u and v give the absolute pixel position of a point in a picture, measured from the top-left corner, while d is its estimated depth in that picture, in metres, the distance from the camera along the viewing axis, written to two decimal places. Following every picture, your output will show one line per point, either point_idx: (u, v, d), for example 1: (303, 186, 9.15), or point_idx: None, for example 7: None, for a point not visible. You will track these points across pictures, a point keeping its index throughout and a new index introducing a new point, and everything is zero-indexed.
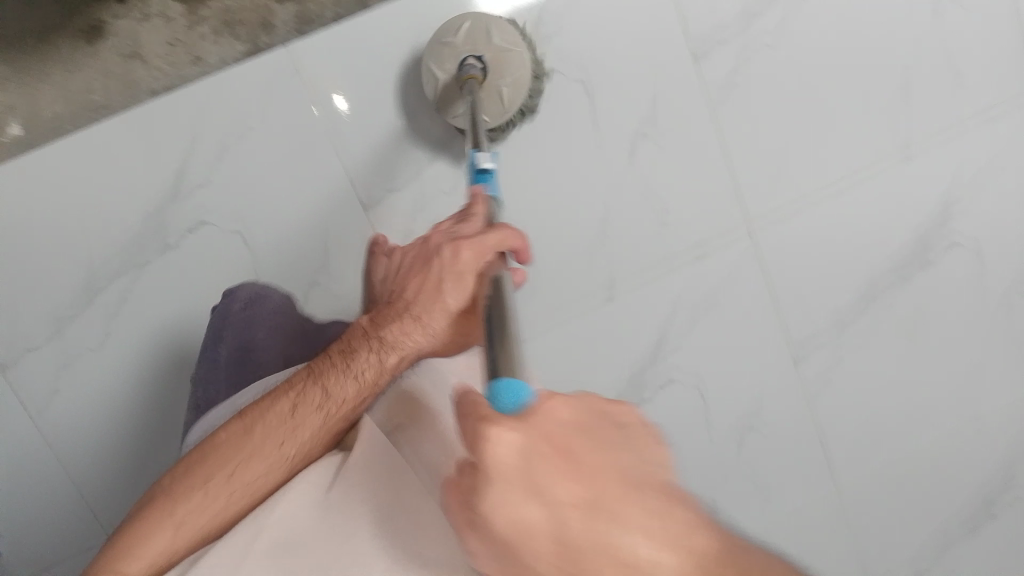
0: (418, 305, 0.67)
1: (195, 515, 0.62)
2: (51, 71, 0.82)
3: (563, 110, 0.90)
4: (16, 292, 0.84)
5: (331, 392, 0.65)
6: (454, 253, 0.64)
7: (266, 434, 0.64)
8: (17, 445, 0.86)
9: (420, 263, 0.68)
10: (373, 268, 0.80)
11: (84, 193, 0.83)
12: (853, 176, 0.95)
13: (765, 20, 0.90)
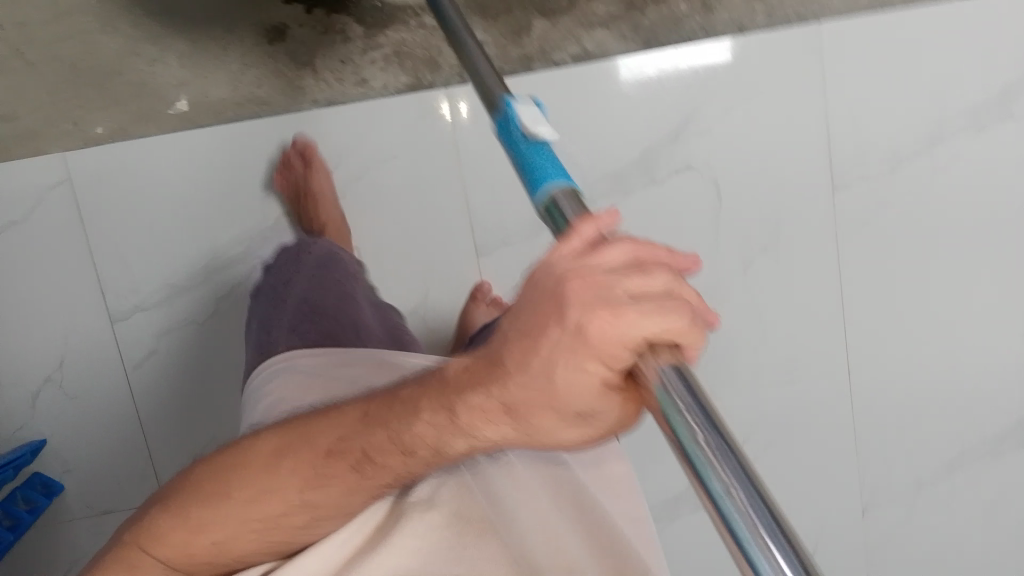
0: (522, 402, 0.38)
1: (217, 528, 0.51)
2: (224, 59, 0.86)
3: (692, 208, 0.90)
4: (139, 252, 0.87)
5: (390, 439, 0.46)
6: (626, 315, 0.32)
7: (311, 474, 0.49)
8: (109, 398, 0.90)
9: (534, 324, 0.36)
10: (469, 312, 0.87)
11: (231, 179, 0.87)
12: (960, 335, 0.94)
13: (912, 167, 0.90)
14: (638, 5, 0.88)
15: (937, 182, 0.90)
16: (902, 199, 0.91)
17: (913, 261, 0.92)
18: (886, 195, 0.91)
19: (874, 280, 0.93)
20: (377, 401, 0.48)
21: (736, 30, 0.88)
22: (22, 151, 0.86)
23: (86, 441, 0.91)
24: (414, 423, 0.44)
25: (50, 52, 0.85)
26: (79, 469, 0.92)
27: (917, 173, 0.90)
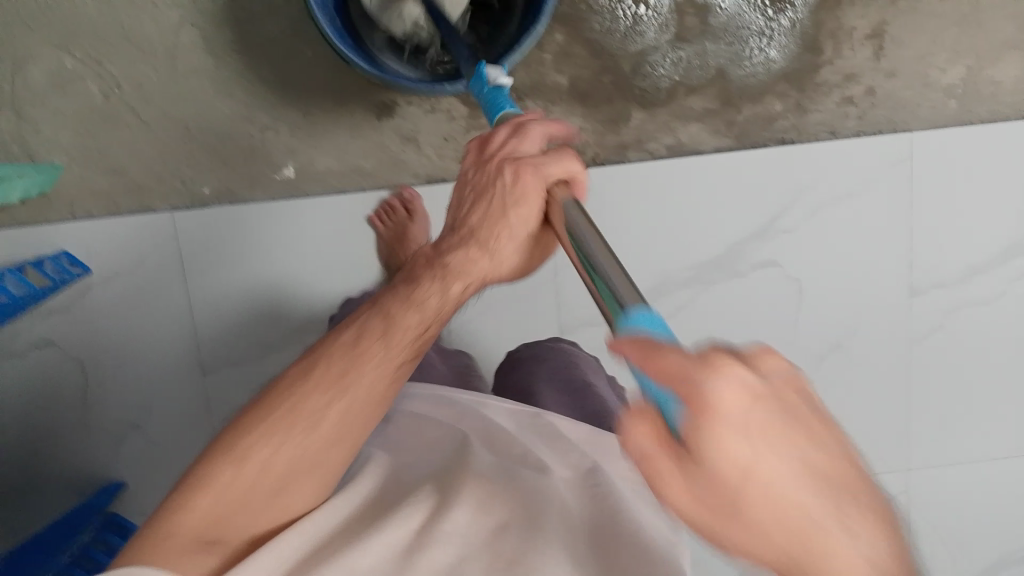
0: (485, 229, 0.53)
1: (264, 447, 0.53)
2: (333, 130, 0.89)
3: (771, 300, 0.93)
4: (240, 311, 0.90)
5: (391, 330, 0.55)
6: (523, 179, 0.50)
7: (325, 380, 0.55)
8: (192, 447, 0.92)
9: (477, 187, 0.54)
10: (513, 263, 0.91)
11: (333, 246, 0.90)
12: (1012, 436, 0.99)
13: (986, 277, 0.94)
14: (734, 103, 0.91)
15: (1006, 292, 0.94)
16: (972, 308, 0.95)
17: (975, 365, 0.96)
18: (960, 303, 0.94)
19: (938, 379, 0.96)
20: (382, 308, 0.57)
21: (826, 133, 0.92)
22: (131, 205, 0.89)
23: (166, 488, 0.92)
24: (429, 292, 0.55)
25: (164, 112, 0.87)
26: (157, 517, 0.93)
27: (988, 283, 0.94)
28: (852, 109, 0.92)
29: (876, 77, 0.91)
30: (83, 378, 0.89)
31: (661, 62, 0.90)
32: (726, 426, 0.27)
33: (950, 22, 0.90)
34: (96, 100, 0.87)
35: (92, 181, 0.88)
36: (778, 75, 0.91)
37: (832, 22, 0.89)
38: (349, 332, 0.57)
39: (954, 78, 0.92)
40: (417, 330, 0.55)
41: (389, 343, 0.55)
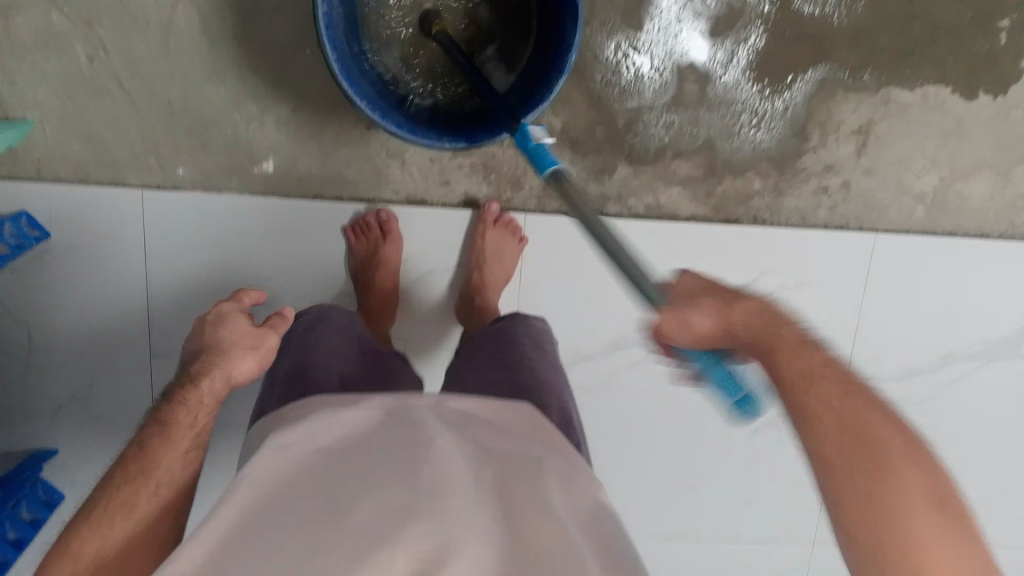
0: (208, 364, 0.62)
1: (114, 510, 0.54)
2: (320, 134, 0.87)
3: None
4: (199, 301, 0.90)
5: (173, 409, 0.60)
6: (225, 308, 0.68)
7: (131, 452, 0.57)
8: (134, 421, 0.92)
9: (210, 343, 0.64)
10: (479, 236, 0.89)
11: (302, 252, 0.90)
12: None
13: (916, 374, 1.00)
14: (717, 174, 0.93)
15: (930, 390, 1.01)
16: (896, 402, 1.01)
17: None
18: (887, 399, 1.01)
19: None
20: (183, 378, 0.62)
21: (798, 218, 0.95)
22: (100, 175, 0.86)
23: (103, 456, 0.93)
24: (198, 378, 0.60)
25: (149, 88, 0.85)
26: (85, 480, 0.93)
27: (914, 380, 1.00)
28: (829, 198, 0.94)
29: (855, 172, 0.94)
30: (27, 341, 0.88)
31: (654, 122, 0.91)
32: (697, 314, 0.61)
33: (934, 132, 0.93)
34: (79, 63, 0.83)
35: (63, 145, 0.85)
36: (764, 154, 0.92)
37: (824, 112, 0.92)
38: (174, 398, 0.60)
39: (926, 184, 0.95)
40: (188, 442, 0.58)
41: (179, 438, 0.58)
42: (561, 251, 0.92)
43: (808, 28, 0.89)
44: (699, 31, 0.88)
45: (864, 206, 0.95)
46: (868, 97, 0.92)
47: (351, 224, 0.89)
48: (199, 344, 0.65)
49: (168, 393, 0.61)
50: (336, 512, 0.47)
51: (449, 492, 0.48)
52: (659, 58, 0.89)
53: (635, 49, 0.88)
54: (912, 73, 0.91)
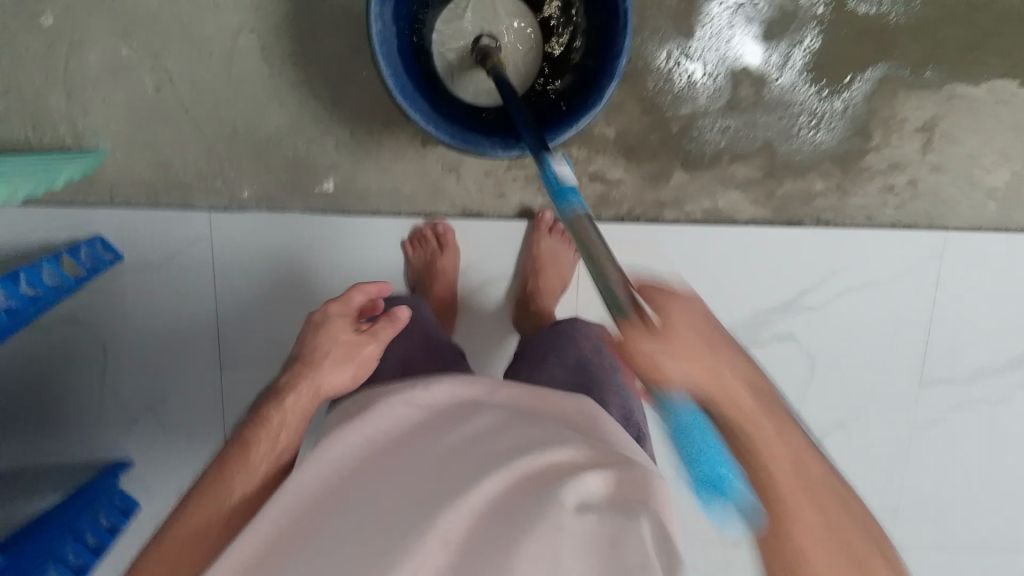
0: (308, 359, 0.65)
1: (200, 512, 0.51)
2: (378, 151, 0.89)
3: (779, 369, 0.97)
4: (266, 316, 0.92)
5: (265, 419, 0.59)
6: (332, 313, 0.68)
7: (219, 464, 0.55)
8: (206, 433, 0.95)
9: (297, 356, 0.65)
10: (535, 243, 0.90)
11: (366, 266, 0.92)
12: (991, 526, 1.02)
13: (993, 378, 0.96)
14: (776, 176, 0.91)
15: (1008, 394, 0.97)
16: (972, 407, 0.97)
17: (966, 455, 1.00)
18: (963, 404, 0.97)
19: (926, 463, 1.00)
20: (274, 389, 0.63)
21: (862, 218, 0.93)
22: (170, 199, 0.90)
23: (178, 467, 0.96)
24: (289, 391, 0.61)
25: (214, 113, 0.88)
26: (162, 490, 0.97)
27: (990, 384, 0.97)
28: (894, 197, 0.92)
29: (921, 169, 0.91)
30: (106, 359, 0.92)
31: (710, 127, 0.90)
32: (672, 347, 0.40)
33: (1004, 125, 0.90)
34: (148, 92, 0.87)
35: (135, 171, 0.89)
36: (825, 154, 0.91)
37: (886, 109, 0.89)
38: (265, 408, 0.61)
39: (998, 180, 0.92)
40: (269, 449, 0.57)
41: (260, 454, 0.56)
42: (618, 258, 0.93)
43: (867, 24, 0.87)
44: (751, 35, 0.87)
45: (932, 204, 0.92)
46: (932, 93, 0.89)
47: (411, 237, 0.91)
48: (300, 351, 0.66)
49: (257, 405, 0.64)
50: (361, 507, 0.45)
51: (509, 495, 0.44)
52: (711, 63, 0.88)
53: (687, 57, 0.87)
54: (979, 66, 0.88)
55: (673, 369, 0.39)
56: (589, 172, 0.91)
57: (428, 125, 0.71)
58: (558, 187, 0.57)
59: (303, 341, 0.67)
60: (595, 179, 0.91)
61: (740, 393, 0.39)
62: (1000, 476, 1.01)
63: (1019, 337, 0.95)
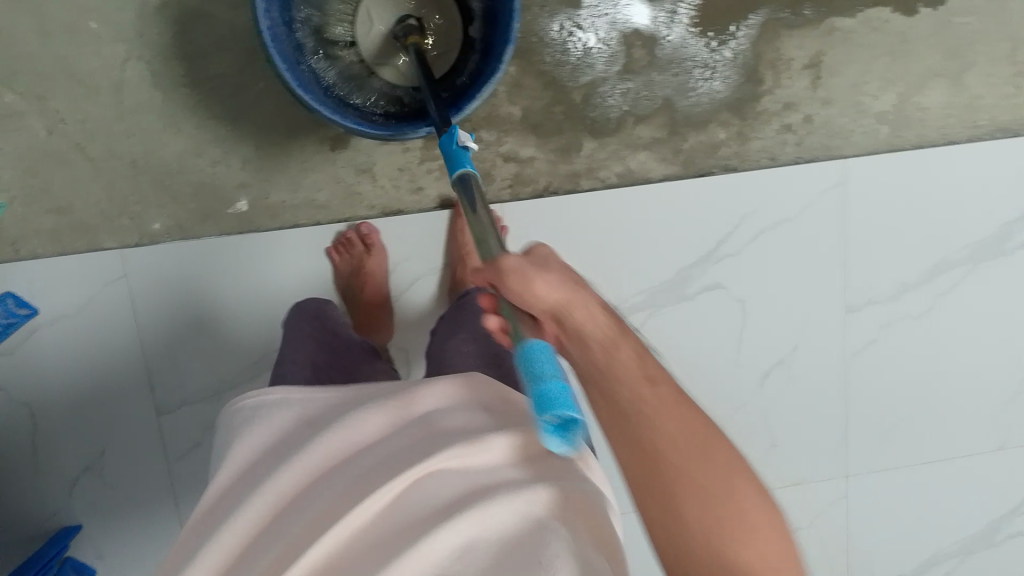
0: None
1: None
2: (286, 163, 0.88)
3: (715, 317, 0.99)
4: (197, 350, 0.90)
5: None
6: None
7: None
8: (148, 478, 0.92)
9: None
10: (460, 231, 0.90)
11: (292, 282, 0.90)
12: (934, 433, 1.07)
13: (914, 294, 1.01)
14: (680, 132, 0.94)
15: (929, 306, 1.02)
16: (898, 324, 1.02)
17: (900, 371, 1.04)
18: (889, 323, 1.02)
19: (865, 385, 1.04)
20: None
21: (768, 159, 0.96)
22: (76, 243, 0.86)
23: (125, 520, 0.92)
24: None
25: (110, 149, 0.85)
26: (112, 547, 0.93)
27: (910, 299, 1.01)
28: (793, 134, 0.96)
29: (813, 104, 0.95)
30: (34, 420, 0.88)
31: (609, 93, 0.92)
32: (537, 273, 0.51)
33: (882, 52, 0.95)
34: (38, 136, 0.84)
35: (35, 220, 0.86)
36: (723, 104, 0.94)
37: (772, 52, 0.93)
38: None
39: (885, 104, 0.96)
40: None
41: None
42: (544, 233, 0.94)
43: None
44: None
45: (828, 135, 0.96)
46: (812, 30, 0.93)
47: (334, 244, 0.90)
48: None
49: None
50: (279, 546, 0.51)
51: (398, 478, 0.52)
52: (602, 30, 0.90)
53: (578, 27, 0.90)
54: None
55: (543, 287, 0.50)
56: (501, 154, 0.92)
57: (384, 133, 0.74)
58: (452, 150, 0.64)
59: (232, 412, 0.63)
60: (508, 160, 0.92)
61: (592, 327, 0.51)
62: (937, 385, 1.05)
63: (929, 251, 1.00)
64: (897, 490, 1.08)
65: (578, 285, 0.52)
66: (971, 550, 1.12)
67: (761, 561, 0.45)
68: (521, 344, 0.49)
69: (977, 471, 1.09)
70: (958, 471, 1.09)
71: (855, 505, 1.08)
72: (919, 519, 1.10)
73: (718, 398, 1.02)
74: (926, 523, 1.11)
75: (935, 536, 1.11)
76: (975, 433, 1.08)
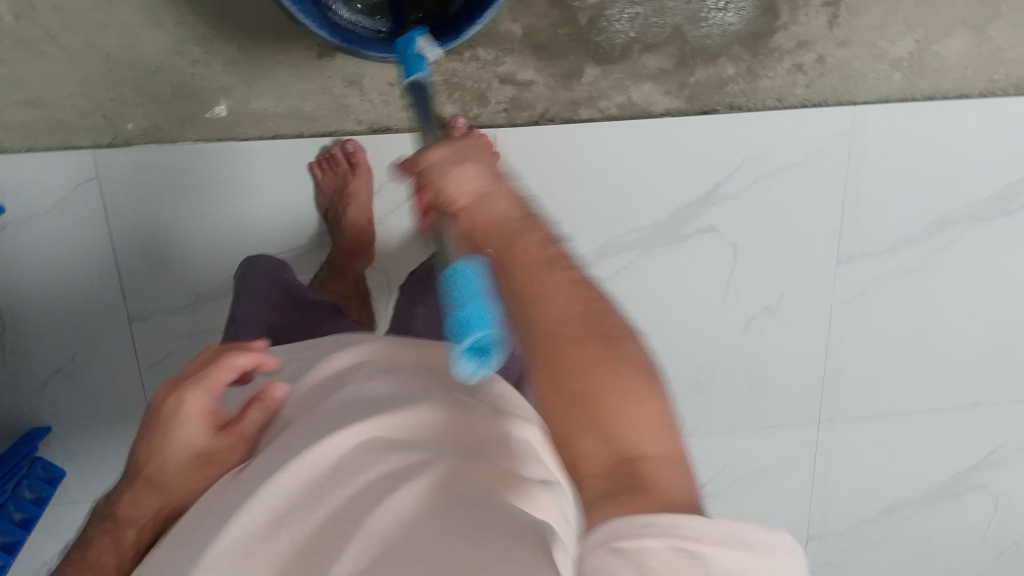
0: (126, 509, 0.51)
1: None
2: (270, 69, 0.83)
3: (705, 258, 0.97)
4: (170, 261, 0.87)
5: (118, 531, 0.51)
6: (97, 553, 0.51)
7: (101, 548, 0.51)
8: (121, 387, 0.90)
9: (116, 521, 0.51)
10: None
11: (270, 196, 0.86)
12: (913, 387, 1.07)
13: (909, 248, 0.99)
14: (688, 64, 0.90)
15: (921, 262, 1.00)
16: (889, 277, 1.00)
17: (885, 325, 1.03)
18: (880, 275, 1.00)
19: (852, 335, 1.03)
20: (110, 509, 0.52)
21: (775, 100, 0.92)
22: (48, 139, 0.82)
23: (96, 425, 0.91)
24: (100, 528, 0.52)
25: (84, 40, 0.80)
26: (82, 452, 0.92)
27: (903, 252, 1.00)
28: (804, 74, 0.92)
29: (828, 45, 0.91)
30: (4, 320, 0.86)
31: (617, 17, 0.87)
32: (460, 162, 0.52)
33: None
34: (5, 22, 0.78)
35: (4, 111, 0.81)
36: (735, 37, 0.89)
37: None
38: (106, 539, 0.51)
39: (902, 51, 0.92)
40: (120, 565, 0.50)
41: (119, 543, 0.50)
42: (538, 162, 0.90)
43: None
44: None
45: (841, 79, 0.92)
46: None
47: (318, 159, 0.86)
48: (108, 507, 0.53)
49: (88, 534, 0.53)
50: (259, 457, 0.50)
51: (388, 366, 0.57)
52: None
53: None
54: None
55: (464, 175, 0.51)
56: (498, 75, 0.88)
57: (344, 44, 0.69)
58: (408, 55, 0.66)
59: None
60: (505, 82, 0.88)
61: (523, 237, 0.48)
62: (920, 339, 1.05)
63: (929, 205, 0.98)
64: (869, 440, 1.10)
65: (499, 179, 0.52)
66: (934, 502, 1.14)
67: (638, 424, 0.41)
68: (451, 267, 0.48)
69: (950, 425, 1.10)
70: (931, 426, 1.10)
71: (827, 451, 1.09)
72: (888, 469, 1.12)
73: (701, 339, 1.01)
74: (894, 473, 1.12)
75: (903, 486, 1.13)
76: (953, 389, 1.08)
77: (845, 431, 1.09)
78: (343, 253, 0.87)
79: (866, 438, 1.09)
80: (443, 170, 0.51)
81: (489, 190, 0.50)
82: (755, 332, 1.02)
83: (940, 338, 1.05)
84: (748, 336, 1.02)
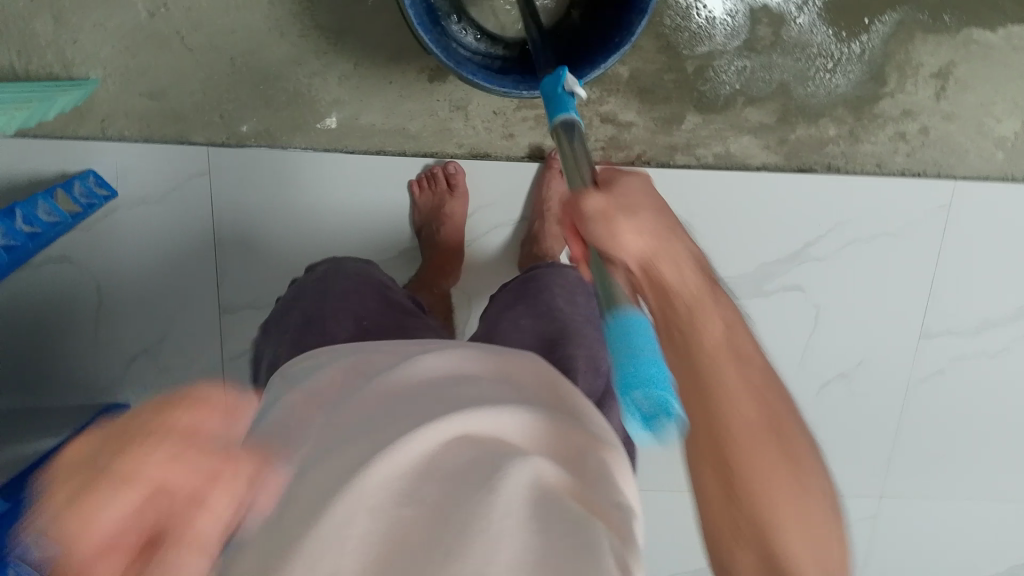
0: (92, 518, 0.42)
1: None
2: (382, 86, 0.86)
3: (784, 315, 0.96)
4: (262, 261, 0.89)
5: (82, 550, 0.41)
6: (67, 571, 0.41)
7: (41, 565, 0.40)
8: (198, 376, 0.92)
9: None
10: (545, 184, 0.87)
11: (367, 208, 0.89)
12: (985, 473, 1.04)
13: (997, 328, 0.97)
14: (790, 121, 0.90)
15: (1007, 344, 0.98)
16: (972, 356, 0.98)
17: (964, 407, 1.01)
18: (963, 351, 0.98)
19: (927, 411, 1.01)
20: None
21: (873, 165, 0.92)
22: (165, 132, 0.86)
23: None
24: None
25: (211, 42, 0.84)
26: None
27: (990, 333, 0.97)
28: (906, 142, 0.91)
29: (933, 116, 0.90)
30: (101, 299, 0.89)
31: (724, 69, 0.88)
32: (616, 216, 0.45)
33: (1019, 73, 0.89)
34: (142, 17, 0.83)
35: (126, 102, 0.85)
36: (839, 99, 0.89)
37: (901, 54, 0.88)
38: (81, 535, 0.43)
39: (1007, 129, 0.91)
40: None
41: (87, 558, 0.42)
42: None
43: None
44: None
45: (942, 151, 0.92)
46: (948, 39, 0.88)
47: (417, 177, 0.88)
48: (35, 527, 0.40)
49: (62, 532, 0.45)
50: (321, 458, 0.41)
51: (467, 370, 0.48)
52: (731, 2, 0.86)
53: None
54: (994, 13, 0.87)
55: (629, 234, 0.45)
56: (601, 114, 0.89)
57: (463, 72, 0.71)
58: (555, 94, 0.56)
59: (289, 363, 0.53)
60: (607, 122, 0.89)
61: (664, 263, 0.45)
62: (998, 424, 1.02)
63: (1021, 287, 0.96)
64: (933, 522, 1.06)
65: (670, 232, 0.46)
66: None
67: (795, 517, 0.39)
68: (611, 318, 0.43)
69: (1020, 518, 1.06)
70: (1000, 515, 1.06)
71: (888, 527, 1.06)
72: (950, 555, 1.08)
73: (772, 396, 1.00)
74: (956, 560, 1.08)
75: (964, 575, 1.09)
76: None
77: (910, 510, 1.05)
78: (432, 269, 0.88)
79: (930, 519, 1.06)
80: (604, 229, 0.45)
81: (646, 237, 0.45)
82: (827, 395, 1.00)
83: (1020, 426, 1.02)
84: (819, 398, 1.00)
